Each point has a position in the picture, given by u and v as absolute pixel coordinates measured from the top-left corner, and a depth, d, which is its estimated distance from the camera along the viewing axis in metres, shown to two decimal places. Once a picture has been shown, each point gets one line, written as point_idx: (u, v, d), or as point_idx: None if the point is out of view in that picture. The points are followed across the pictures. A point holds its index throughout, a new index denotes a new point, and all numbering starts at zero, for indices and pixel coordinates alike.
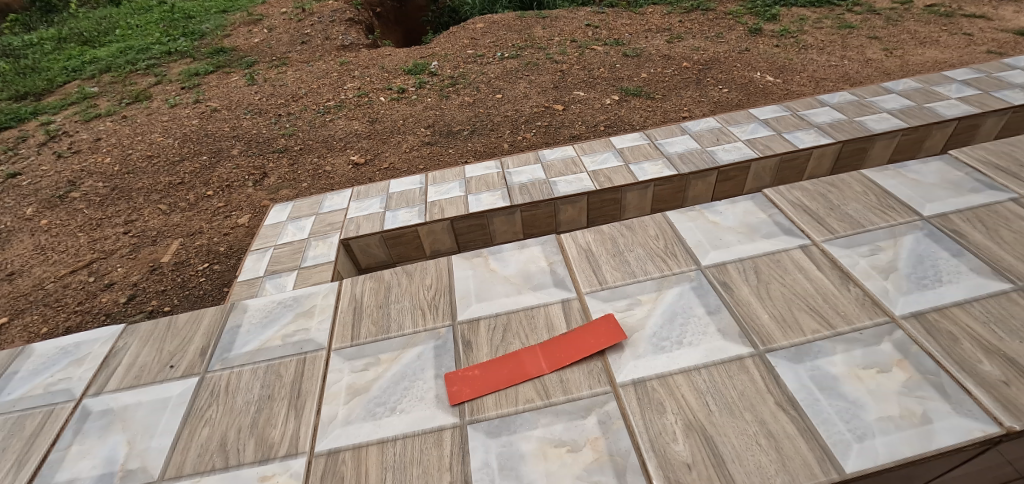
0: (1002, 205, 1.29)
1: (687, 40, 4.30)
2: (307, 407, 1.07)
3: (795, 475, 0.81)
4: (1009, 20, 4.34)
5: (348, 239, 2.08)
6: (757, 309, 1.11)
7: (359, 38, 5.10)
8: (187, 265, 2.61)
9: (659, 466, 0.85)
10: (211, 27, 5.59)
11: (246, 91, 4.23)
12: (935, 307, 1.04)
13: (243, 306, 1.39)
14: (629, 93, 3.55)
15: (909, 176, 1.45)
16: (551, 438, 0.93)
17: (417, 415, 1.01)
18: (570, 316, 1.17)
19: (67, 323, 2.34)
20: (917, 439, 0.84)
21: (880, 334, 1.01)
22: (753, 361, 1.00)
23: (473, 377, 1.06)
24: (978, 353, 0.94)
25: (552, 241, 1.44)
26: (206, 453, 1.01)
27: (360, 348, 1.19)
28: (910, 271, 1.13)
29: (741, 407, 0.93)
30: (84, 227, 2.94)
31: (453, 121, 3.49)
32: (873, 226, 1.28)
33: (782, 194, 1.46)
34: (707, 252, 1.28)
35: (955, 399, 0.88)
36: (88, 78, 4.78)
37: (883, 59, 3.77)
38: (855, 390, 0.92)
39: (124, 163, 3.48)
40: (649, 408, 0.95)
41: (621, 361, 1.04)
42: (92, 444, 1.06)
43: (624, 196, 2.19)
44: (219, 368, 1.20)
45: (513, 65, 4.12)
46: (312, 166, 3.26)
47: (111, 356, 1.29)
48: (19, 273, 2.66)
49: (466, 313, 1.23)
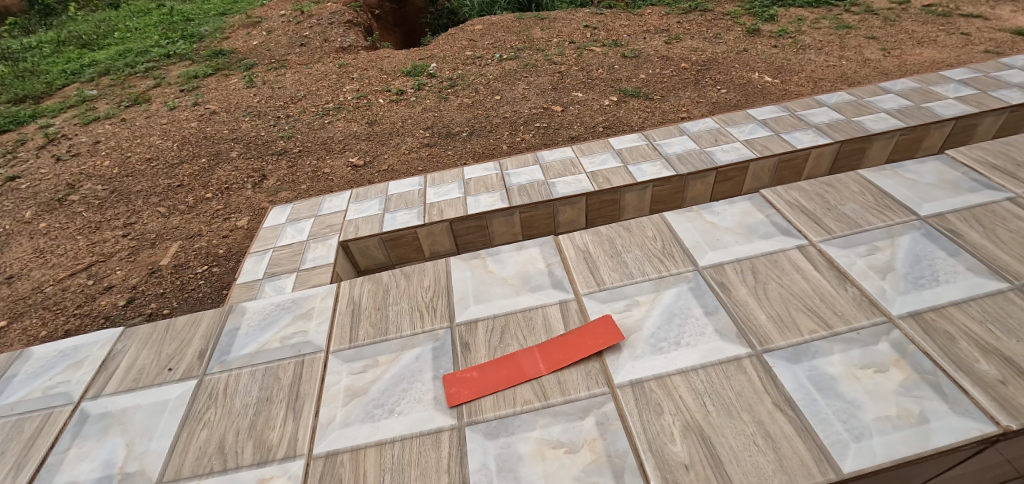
0: (999, 205, 1.29)
1: (685, 41, 4.31)
2: (306, 409, 1.07)
3: (793, 475, 0.81)
4: (1006, 19, 4.35)
5: (346, 241, 2.08)
6: (755, 310, 1.11)
7: (358, 41, 5.11)
8: (187, 268, 2.60)
9: (657, 467, 0.86)
10: (211, 30, 5.60)
11: (245, 94, 4.23)
12: (932, 306, 1.04)
13: (241, 308, 1.39)
14: (628, 94, 3.56)
15: (906, 176, 1.46)
16: (549, 440, 0.93)
17: (415, 416, 1.02)
18: (568, 317, 1.17)
19: (66, 326, 2.34)
20: (914, 439, 0.84)
21: (877, 334, 1.01)
22: (750, 362, 1.00)
23: (471, 379, 1.06)
24: (976, 353, 0.94)
25: (550, 242, 1.44)
26: (204, 456, 1.01)
27: (358, 350, 1.19)
28: (907, 271, 1.13)
29: (739, 408, 0.93)
30: (84, 230, 2.95)
31: (453, 123, 3.49)
32: (870, 226, 1.28)
33: (779, 194, 1.46)
34: (704, 253, 1.29)
35: (952, 399, 0.88)
36: (88, 81, 4.78)
37: (881, 59, 3.78)
38: (852, 390, 0.92)
39: (123, 165, 3.48)
40: (647, 408, 0.95)
41: (619, 362, 1.04)
42: (90, 447, 1.06)
43: (622, 197, 2.19)
44: (218, 370, 1.20)
45: (512, 67, 4.13)
46: (311, 168, 3.26)
47: (110, 359, 1.29)
48: (18, 276, 2.66)
49: (464, 315, 1.23)
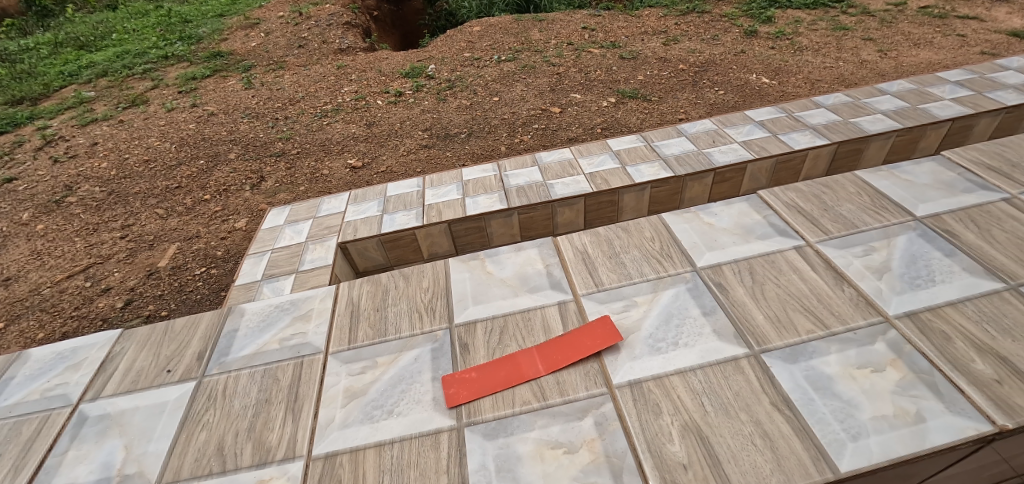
0: (994, 205, 1.30)
1: (683, 42, 4.32)
2: (305, 410, 1.07)
3: (790, 474, 0.82)
4: (1002, 21, 4.38)
5: (345, 242, 2.08)
6: (753, 310, 1.11)
7: (356, 42, 5.11)
8: (185, 270, 2.60)
9: (656, 466, 0.86)
10: (209, 31, 5.61)
11: (243, 95, 4.24)
12: (928, 306, 1.05)
13: (240, 310, 1.39)
14: (626, 95, 3.57)
15: (902, 177, 1.47)
16: (548, 440, 0.93)
17: (414, 417, 1.02)
18: (567, 317, 1.17)
19: (63, 328, 2.33)
20: (910, 438, 0.84)
21: (874, 333, 1.02)
22: (748, 362, 1.01)
23: (470, 379, 1.07)
24: (972, 352, 0.95)
25: (549, 243, 1.44)
26: (203, 458, 1.01)
27: (357, 351, 1.19)
28: (904, 271, 1.14)
29: (737, 408, 0.93)
30: (81, 232, 2.94)
31: (451, 124, 3.49)
32: (867, 227, 1.29)
33: (777, 195, 1.47)
34: (702, 254, 1.29)
35: (948, 398, 0.89)
36: (85, 82, 4.78)
37: (878, 61, 3.80)
38: (849, 389, 0.93)
39: (121, 167, 3.48)
40: (645, 408, 0.95)
41: (617, 363, 1.05)
42: (89, 448, 1.06)
43: (621, 198, 2.19)
44: (217, 372, 1.20)
45: (510, 68, 4.14)
46: (309, 169, 3.26)
47: (108, 361, 1.29)
48: (16, 278, 2.65)
49: (463, 316, 1.23)
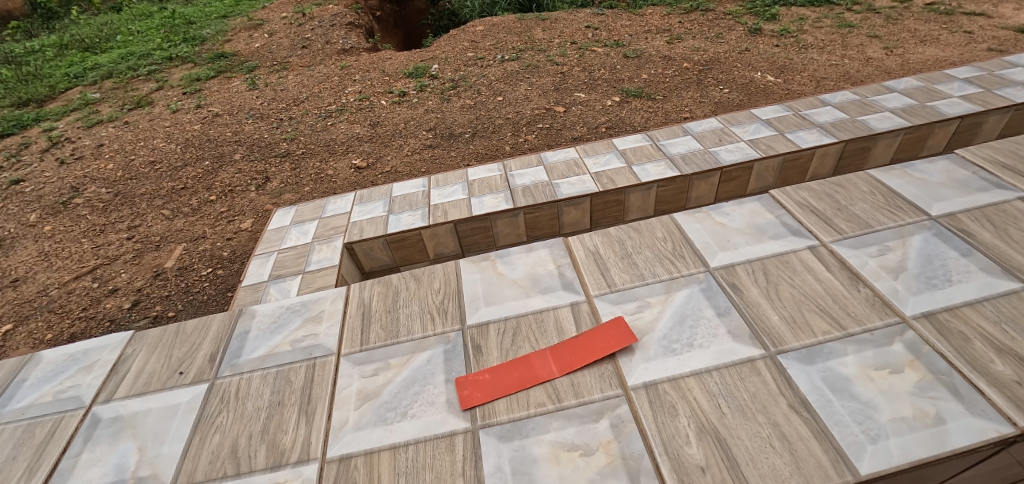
0: (1009, 204, 1.28)
1: (687, 41, 4.30)
2: (318, 412, 1.07)
3: (810, 477, 0.81)
4: (1008, 18, 4.35)
5: (351, 243, 2.08)
6: (768, 311, 1.10)
7: (359, 42, 5.12)
8: (191, 270, 2.61)
9: (673, 469, 0.85)
10: (213, 32, 5.63)
11: (247, 96, 4.24)
12: (945, 306, 1.04)
13: (250, 312, 1.39)
14: (630, 94, 3.55)
15: (914, 176, 1.45)
16: (563, 442, 0.93)
17: (427, 420, 1.01)
18: (579, 319, 1.17)
19: (72, 329, 2.34)
20: (931, 440, 0.83)
21: (891, 334, 1.01)
22: (764, 363, 1.00)
23: (483, 381, 1.06)
24: (990, 353, 0.94)
25: (559, 243, 1.44)
26: (217, 460, 1.01)
27: (369, 353, 1.19)
28: (920, 271, 1.13)
29: (754, 410, 0.92)
30: (88, 233, 2.95)
31: (455, 124, 3.49)
32: (881, 226, 1.28)
33: (788, 195, 1.45)
34: (715, 254, 1.28)
35: (969, 400, 0.88)
36: (89, 84, 4.79)
37: (884, 58, 3.77)
38: (867, 391, 0.92)
39: (127, 168, 3.50)
40: (661, 410, 0.95)
41: (631, 364, 1.04)
42: (103, 451, 1.07)
43: (627, 198, 2.19)
44: (229, 374, 1.20)
45: (514, 68, 4.13)
46: (314, 170, 3.26)
47: (119, 364, 1.29)
48: (23, 279, 2.66)
49: (475, 317, 1.23)
